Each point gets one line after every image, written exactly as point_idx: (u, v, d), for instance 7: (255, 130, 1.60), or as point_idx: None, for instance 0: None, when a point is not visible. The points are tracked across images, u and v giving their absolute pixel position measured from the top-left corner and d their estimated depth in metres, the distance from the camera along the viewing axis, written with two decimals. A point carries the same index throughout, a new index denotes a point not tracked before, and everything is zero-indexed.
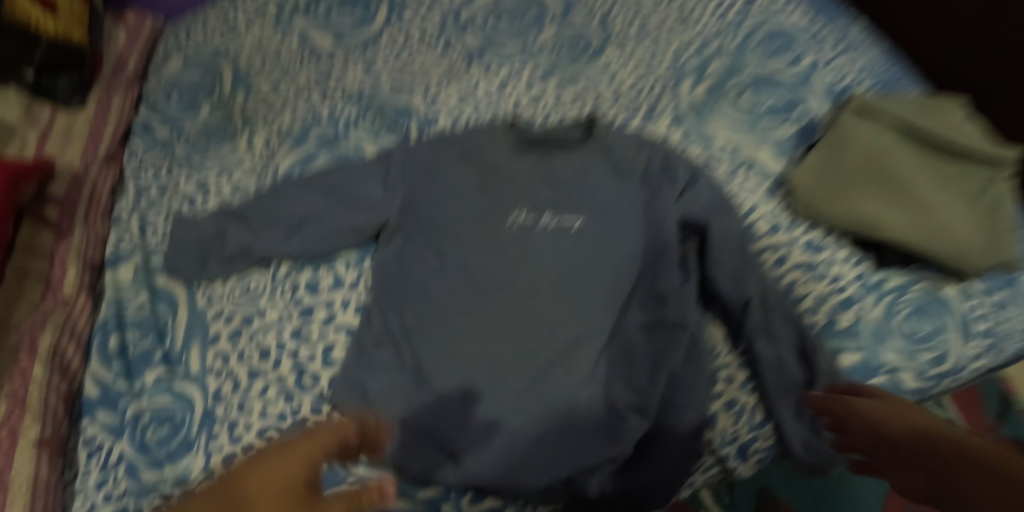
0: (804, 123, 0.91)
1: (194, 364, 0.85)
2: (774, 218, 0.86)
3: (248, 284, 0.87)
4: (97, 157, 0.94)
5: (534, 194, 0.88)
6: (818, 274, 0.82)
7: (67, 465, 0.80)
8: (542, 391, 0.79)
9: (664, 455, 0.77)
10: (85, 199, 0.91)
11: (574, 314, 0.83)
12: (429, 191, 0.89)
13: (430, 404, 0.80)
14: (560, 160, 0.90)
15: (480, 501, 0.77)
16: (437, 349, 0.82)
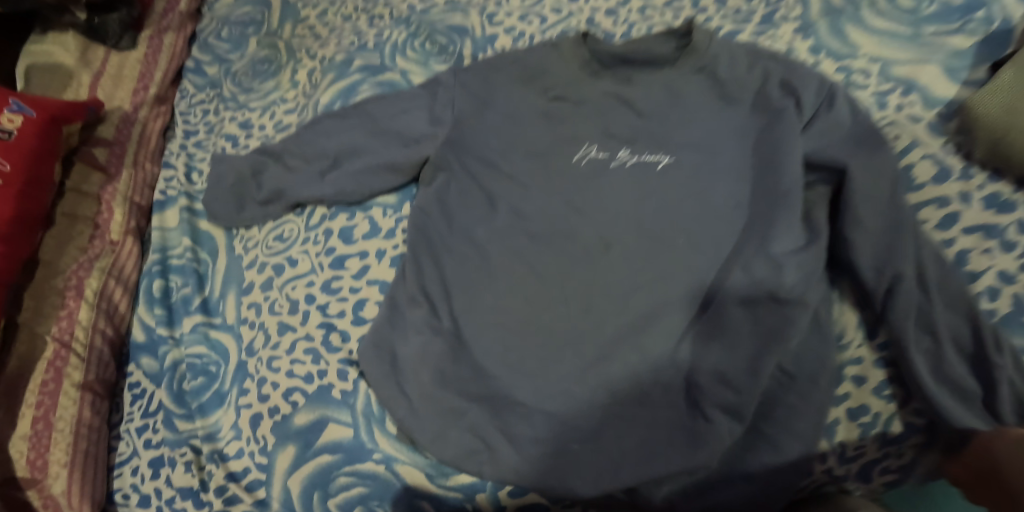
0: (993, 29, 0.67)
1: (230, 313, 0.78)
2: (939, 158, 0.63)
3: (282, 230, 0.78)
4: (148, 96, 0.89)
5: (610, 124, 0.70)
6: (1005, 241, 0.59)
7: (114, 408, 0.79)
8: (606, 373, 0.63)
9: (760, 467, 0.59)
10: (136, 139, 0.87)
11: (654, 274, 0.65)
12: (480, 121, 0.74)
13: (468, 376, 0.66)
14: (645, 81, 0.70)
15: (519, 496, 0.63)
16: (480, 308, 0.68)
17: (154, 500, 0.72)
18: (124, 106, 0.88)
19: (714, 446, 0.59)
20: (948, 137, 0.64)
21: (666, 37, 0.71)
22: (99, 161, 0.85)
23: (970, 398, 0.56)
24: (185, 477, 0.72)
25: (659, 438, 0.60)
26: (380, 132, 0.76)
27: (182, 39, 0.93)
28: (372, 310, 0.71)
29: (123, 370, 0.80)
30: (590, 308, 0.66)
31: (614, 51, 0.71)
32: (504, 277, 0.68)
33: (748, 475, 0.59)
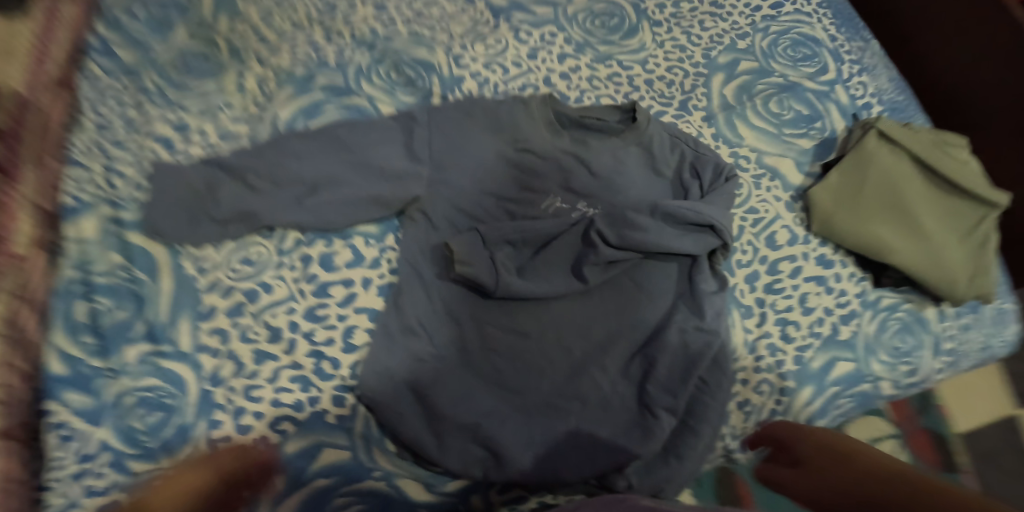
0: (824, 137, 0.90)
1: (185, 340, 0.73)
2: (793, 228, 0.86)
3: (249, 252, 0.77)
4: (42, 81, 0.77)
5: (570, 178, 0.83)
6: (827, 287, 0.86)
7: (35, 455, 0.66)
8: (581, 389, 0.77)
9: (689, 450, 0.77)
10: (34, 132, 0.74)
11: (610, 307, 0.80)
12: (456, 163, 0.81)
13: (464, 393, 0.75)
14: (597, 144, 0.84)
15: (506, 493, 0.76)
16: (470, 336, 0.77)
17: None
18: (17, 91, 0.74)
19: (661, 437, 0.75)
20: (796, 211, 0.87)
21: (613, 109, 0.86)
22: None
23: (810, 394, 0.83)
24: None
25: (620, 436, 0.76)
26: (358, 164, 0.79)
27: (78, 13, 0.82)
28: (361, 336, 0.76)
29: (37, 410, 0.67)
30: (562, 336, 0.79)
31: (572, 115, 0.84)
32: (490, 304, 0.79)
33: (680, 457, 0.77)
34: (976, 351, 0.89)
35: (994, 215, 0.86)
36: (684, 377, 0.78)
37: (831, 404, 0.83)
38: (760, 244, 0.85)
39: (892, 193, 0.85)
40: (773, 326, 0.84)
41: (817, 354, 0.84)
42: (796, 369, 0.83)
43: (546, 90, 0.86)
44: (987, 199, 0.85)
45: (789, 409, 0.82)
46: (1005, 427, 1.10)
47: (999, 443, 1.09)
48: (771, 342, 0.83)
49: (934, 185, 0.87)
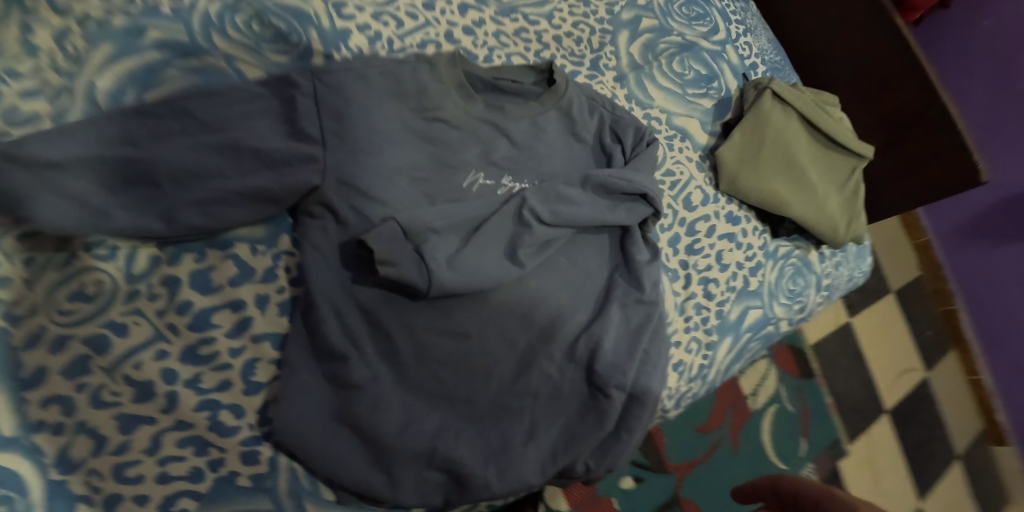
0: (720, 97, 0.89)
1: (6, 422, 0.51)
2: (704, 188, 0.85)
3: (81, 283, 0.55)
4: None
5: (490, 150, 0.72)
6: (737, 243, 0.85)
7: None
8: (535, 387, 0.68)
9: (637, 421, 0.72)
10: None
11: (553, 289, 0.72)
12: (356, 139, 0.64)
13: (404, 419, 0.61)
14: (514, 111, 0.73)
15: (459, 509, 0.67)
16: (401, 353, 0.63)
17: None
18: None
19: (612, 417, 0.69)
20: (704, 170, 0.86)
21: (528, 70, 0.75)
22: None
23: (732, 343, 0.84)
24: None
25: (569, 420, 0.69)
26: (223, 146, 0.59)
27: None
28: (267, 371, 0.59)
29: None
30: (503, 331, 0.68)
31: (486, 74, 0.73)
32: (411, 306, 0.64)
33: (631, 430, 0.72)
34: (845, 283, 0.96)
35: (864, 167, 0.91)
36: (632, 352, 0.72)
37: (745, 348, 0.86)
38: (679, 207, 0.82)
39: (783, 148, 0.86)
40: (696, 285, 0.82)
41: (733, 305, 0.84)
42: (719, 323, 0.83)
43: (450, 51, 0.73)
44: (859, 151, 0.89)
45: (713, 362, 0.83)
46: (840, 337, 1.28)
47: (837, 349, 1.26)
48: (697, 301, 0.81)
49: (817, 141, 0.90)
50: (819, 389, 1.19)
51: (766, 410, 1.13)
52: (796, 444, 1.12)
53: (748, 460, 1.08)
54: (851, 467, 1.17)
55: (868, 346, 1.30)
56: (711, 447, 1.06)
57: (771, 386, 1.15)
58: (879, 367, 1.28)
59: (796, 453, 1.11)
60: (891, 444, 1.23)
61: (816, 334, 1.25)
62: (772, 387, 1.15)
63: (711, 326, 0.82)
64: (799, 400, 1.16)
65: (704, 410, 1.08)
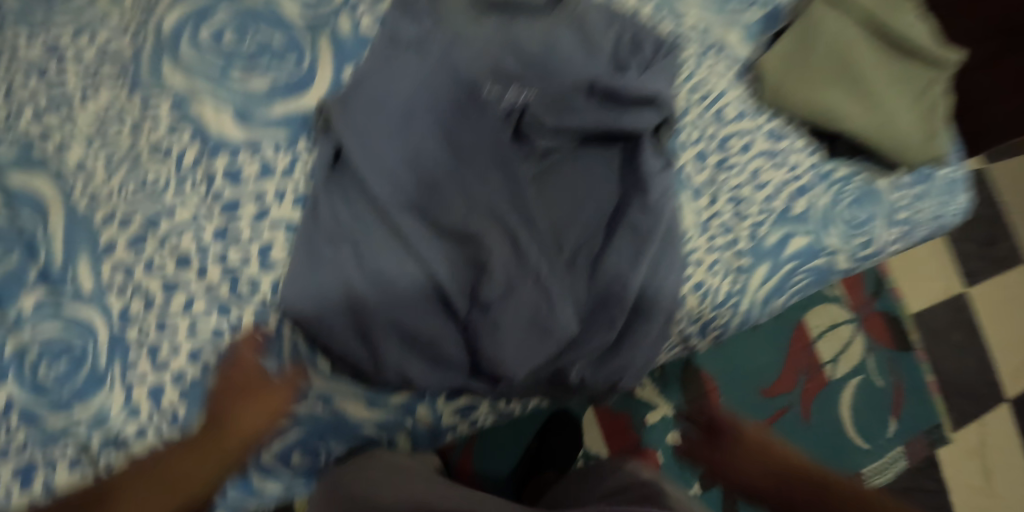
0: (770, 9, 0.88)
1: (86, 282, 0.65)
2: (740, 104, 0.83)
3: (143, 176, 0.67)
4: (269, 394, 0.63)
5: (498, 62, 0.73)
6: (778, 162, 0.83)
7: None
8: (529, 294, 0.68)
9: (641, 337, 0.72)
10: (212, 412, 0.63)
11: (550, 197, 0.73)
12: (377, 64, 0.72)
13: (392, 307, 0.65)
14: (524, 28, 0.75)
15: (455, 400, 0.72)
16: (394, 245, 0.66)
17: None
18: (249, 431, 0.63)
19: (613, 328, 0.71)
20: (743, 85, 0.84)
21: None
22: (193, 477, 0.61)
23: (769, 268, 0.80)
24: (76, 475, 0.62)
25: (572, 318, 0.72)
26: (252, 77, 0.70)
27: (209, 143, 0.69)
28: (281, 253, 0.67)
29: None
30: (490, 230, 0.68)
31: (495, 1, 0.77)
32: (411, 253, 0.66)
33: (633, 345, 0.72)
34: (930, 220, 0.88)
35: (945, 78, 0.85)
36: (645, 243, 0.72)
37: (786, 276, 0.81)
38: (707, 121, 0.82)
39: (841, 57, 0.82)
40: (724, 205, 0.80)
41: (771, 229, 0.80)
42: (751, 246, 0.79)
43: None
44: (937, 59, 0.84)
45: (745, 289, 0.79)
46: (952, 307, 1.21)
47: (947, 322, 1.19)
48: (723, 221, 0.79)
49: (886, 49, 0.85)
50: (919, 364, 1.14)
51: (848, 381, 1.10)
52: (881, 418, 1.09)
53: (818, 433, 1.06)
54: (954, 455, 1.12)
55: (990, 325, 1.22)
56: (775, 413, 1.05)
57: (856, 356, 1.11)
58: (1002, 346, 1.21)
59: (882, 434, 1.08)
60: (1010, 432, 1.17)
61: (923, 302, 1.19)
62: (858, 356, 1.11)
63: (742, 248, 0.79)
64: (892, 374, 1.12)
65: (771, 374, 1.07)
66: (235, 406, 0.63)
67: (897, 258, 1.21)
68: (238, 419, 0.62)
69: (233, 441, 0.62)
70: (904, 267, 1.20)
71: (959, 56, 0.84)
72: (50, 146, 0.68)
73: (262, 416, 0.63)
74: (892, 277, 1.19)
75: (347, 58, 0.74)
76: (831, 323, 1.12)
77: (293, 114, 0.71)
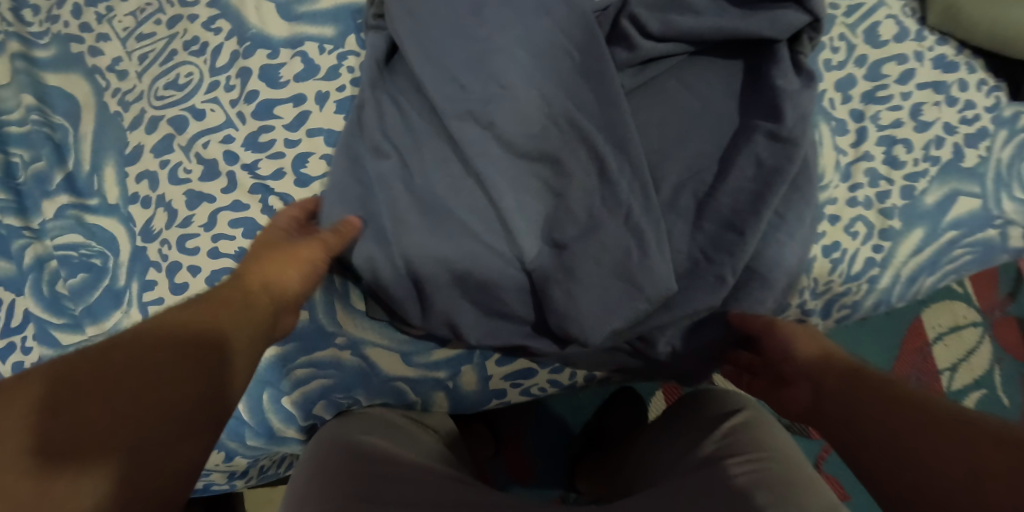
0: None
1: (112, 191, 0.58)
2: (901, 20, 0.65)
3: (176, 74, 0.60)
4: (302, 248, 0.48)
5: None
6: (950, 97, 0.64)
7: None
8: (614, 238, 0.54)
9: (754, 304, 0.56)
10: (237, 275, 0.45)
11: (649, 120, 0.58)
12: None
13: (441, 248, 0.53)
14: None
15: (507, 364, 0.60)
16: (447, 172, 0.54)
17: None
18: (286, 285, 0.46)
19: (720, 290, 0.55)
20: (905, 1, 0.67)
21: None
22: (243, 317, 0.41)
23: (926, 231, 0.62)
24: None
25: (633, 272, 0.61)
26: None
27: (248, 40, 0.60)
28: (318, 166, 0.57)
29: None
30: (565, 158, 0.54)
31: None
32: (467, 184, 0.54)
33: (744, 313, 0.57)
34: None
35: None
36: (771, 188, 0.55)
37: (944, 247, 0.63)
38: (857, 39, 0.64)
39: None
40: (874, 147, 0.62)
41: (932, 186, 0.62)
42: (905, 205, 0.61)
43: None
44: None
45: (889, 258, 0.61)
46: None
47: None
48: (871, 167, 0.61)
49: None
50: None
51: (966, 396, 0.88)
52: None
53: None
54: None
55: None
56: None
57: (983, 366, 0.89)
58: None
59: None
60: None
61: None
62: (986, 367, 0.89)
63: (893, 202, 0.61)
64: None
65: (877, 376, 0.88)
66: (268, 259, 0.47)
67: None
68: (278, 271, 0.46)
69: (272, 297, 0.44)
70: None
71: None
72: (86, 44, 0.62)
73: (302, 268, 0.47)
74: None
75: None
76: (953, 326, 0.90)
77: (343, 7, 0.61)
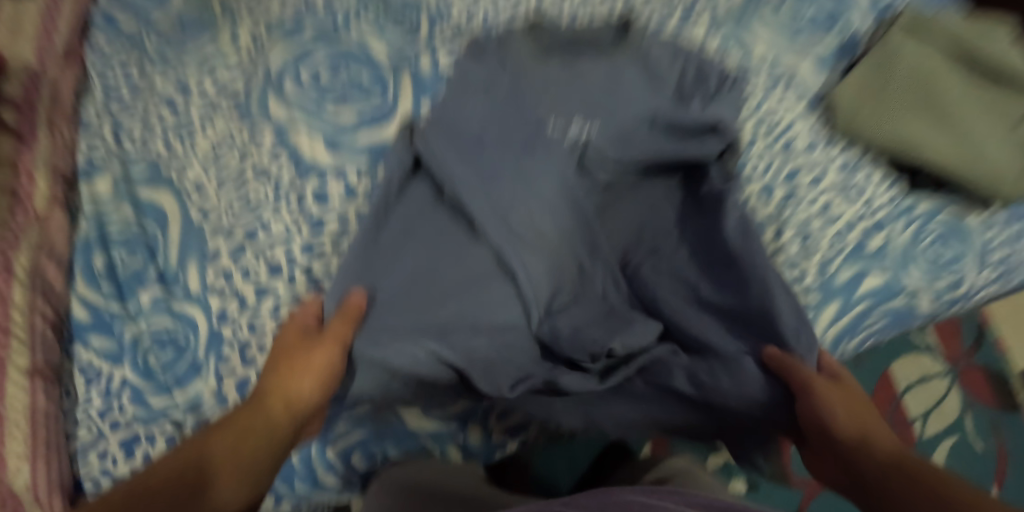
0: (845, 39, 0.89)
1: (194, 282, 0.74)
2: (811, 134, 0.82)
3: (248, 196, 0.78)
4: (313, 355, 0.64)
5: (561, 99, 0.76)
6: (851, 196, 0.80)
7: (65, 393, 0.73)
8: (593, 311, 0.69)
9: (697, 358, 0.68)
10: (268, 381, 0.65)
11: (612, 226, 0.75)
12: (451, 99, 0.76)
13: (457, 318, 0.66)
14: (587, 67, 0.78)
15: (506, 419, 0.75)
16: (461, 262, 0.68)
17: None
18: (299, 398, 0.63)
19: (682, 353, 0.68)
20: (816, 118, 0.83)
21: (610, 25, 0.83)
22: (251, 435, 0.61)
23: (844, 304, 0.76)
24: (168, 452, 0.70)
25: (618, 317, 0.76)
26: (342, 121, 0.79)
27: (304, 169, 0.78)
28: None
29: (69, 352, 0.74)
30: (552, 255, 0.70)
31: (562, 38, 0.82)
32: (478, 273, 0.67)
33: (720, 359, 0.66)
34: None
35: None
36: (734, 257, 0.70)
37: (859, 319, 0.76)
38: (775, 153, 0.81)
39: (921, 85, 0.80)
40: (790, 239, 0.78)
41: (842, 267, 0.77)
42: (820, 281, 0.76)
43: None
44: None
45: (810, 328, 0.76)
46: None
47: None
48: (789, 256, 0.77)
49: (972, 77, 0.81)
50: None
51: (940, 442, 1.02)
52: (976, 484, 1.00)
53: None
54: None
55: None
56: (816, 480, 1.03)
57: (952, 413, 1.04)
58: None
59: None
60: None
61: None
62: (954, 414, 1.04)
63: (810, 282, 0.76)
64: (994, 438, 1.03)
65: None
66: (292, 363, 0.65)
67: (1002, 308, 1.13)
68: (297, 373, 0.64)
69: (281, 418, 0.62)
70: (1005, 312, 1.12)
71: None
72: (173, 167, 0.79)
73: (318, 378, 0.64)
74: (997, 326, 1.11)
75: (425, 90, 0.82)
76: (921, 377, 1.06)
77: (375, 145, 0.79)
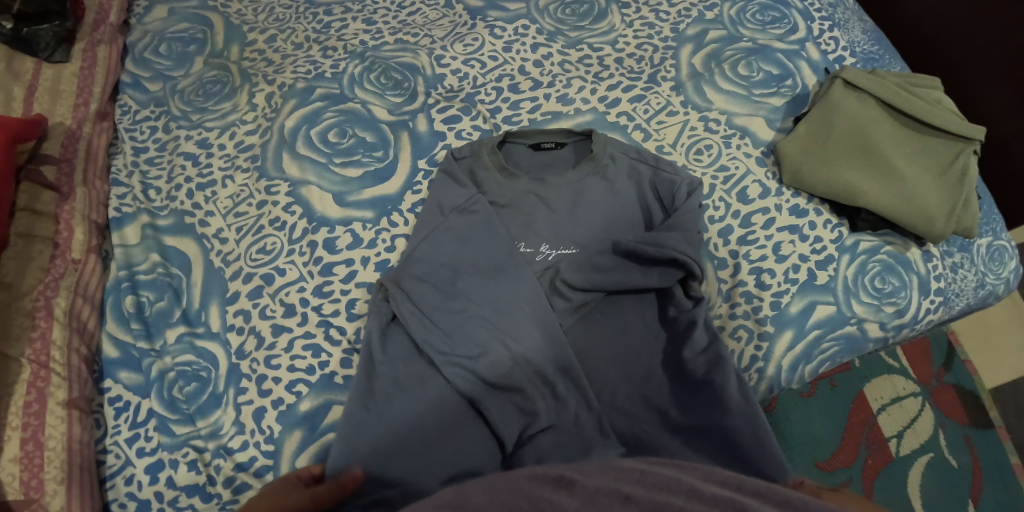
0: (795, 93, 0.99)
1: (215, 321, 0.83)
2: (764, 182, 0.92)
3: (264, 243, 0.87)
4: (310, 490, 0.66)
5: (530, 221, 0.89)
6: (802, 235, 0.89)
7: (96, 424, 0.79)
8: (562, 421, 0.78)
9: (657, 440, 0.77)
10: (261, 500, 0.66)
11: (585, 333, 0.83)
12: (432, 233, 0.86)
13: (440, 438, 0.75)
14: (556, 181, 0.90)
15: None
16: (446, 388, 0.77)
17: (155, 503, 0.76)
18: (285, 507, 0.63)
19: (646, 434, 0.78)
20: (768, 166, 0.94)
21: (569, 133, 0.94)
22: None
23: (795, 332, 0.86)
24: (190, 475, 0.77)
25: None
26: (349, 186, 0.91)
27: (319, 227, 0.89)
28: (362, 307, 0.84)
29: (98, 386, 0.81)
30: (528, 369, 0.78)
31: (528, 149, 0.94)
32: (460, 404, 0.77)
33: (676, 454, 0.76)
34: (969, 288, 0.90)
35: (972, 150, 0.90)
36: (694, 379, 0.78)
37: (813, 345, 0.86)
38: (732, 199, 0.91)
39: (859, 138, 0.90)
40: (748, 275, 0.87)
41: (795, 298, 0.87)
42: (774, 314, 0.86)
43: (529, 96, 0.99)
44: (960, 135, 0.90)
45: (768, 354, 0.85)
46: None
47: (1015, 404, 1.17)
48: (746, 289, 0.87)
49: (904, 127, 0.92)
50: (998, 441, 1.12)
51: (918, 458, 1.09)
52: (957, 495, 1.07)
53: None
54: None
55: None
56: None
57: (929, 430, 1.11)
58: None
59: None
60: None
61: (998, 377, 1.19)
62: (931, 430, 1.11)
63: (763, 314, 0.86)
64: (968, 454, 1.10)
65: (832, 444, 1.08)
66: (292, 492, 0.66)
67: (968, 331, 1.23)
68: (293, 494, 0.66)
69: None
70: (970, 333, 1.22)
71: (983, 131, 0.90)
72: (196, 217, 0.88)
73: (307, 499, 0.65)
74: (965, 349, 1.21)
75: (423, 151, 0.94)
76: (895, 398, 1.13)
77: (379, 198, 0.90)
